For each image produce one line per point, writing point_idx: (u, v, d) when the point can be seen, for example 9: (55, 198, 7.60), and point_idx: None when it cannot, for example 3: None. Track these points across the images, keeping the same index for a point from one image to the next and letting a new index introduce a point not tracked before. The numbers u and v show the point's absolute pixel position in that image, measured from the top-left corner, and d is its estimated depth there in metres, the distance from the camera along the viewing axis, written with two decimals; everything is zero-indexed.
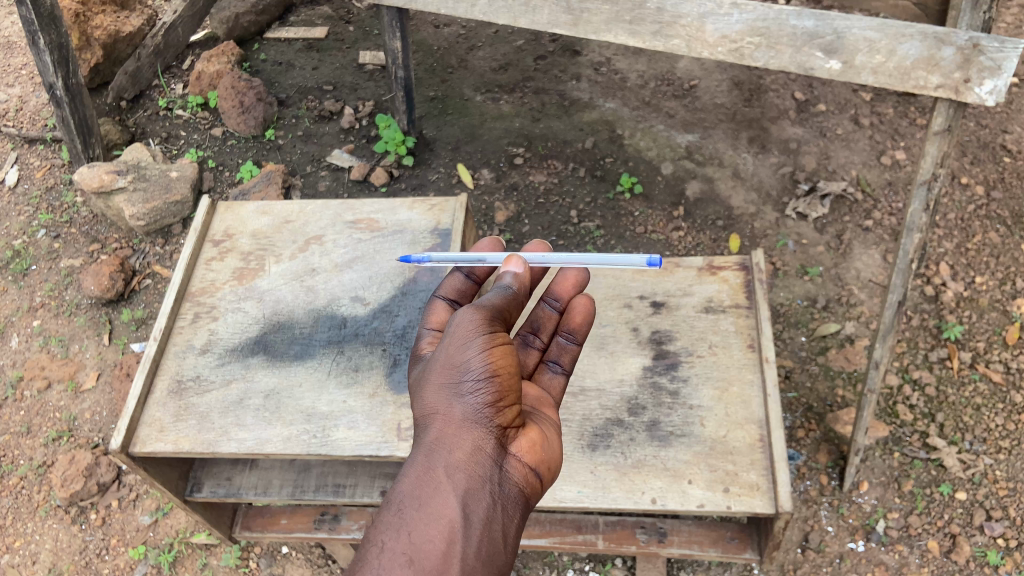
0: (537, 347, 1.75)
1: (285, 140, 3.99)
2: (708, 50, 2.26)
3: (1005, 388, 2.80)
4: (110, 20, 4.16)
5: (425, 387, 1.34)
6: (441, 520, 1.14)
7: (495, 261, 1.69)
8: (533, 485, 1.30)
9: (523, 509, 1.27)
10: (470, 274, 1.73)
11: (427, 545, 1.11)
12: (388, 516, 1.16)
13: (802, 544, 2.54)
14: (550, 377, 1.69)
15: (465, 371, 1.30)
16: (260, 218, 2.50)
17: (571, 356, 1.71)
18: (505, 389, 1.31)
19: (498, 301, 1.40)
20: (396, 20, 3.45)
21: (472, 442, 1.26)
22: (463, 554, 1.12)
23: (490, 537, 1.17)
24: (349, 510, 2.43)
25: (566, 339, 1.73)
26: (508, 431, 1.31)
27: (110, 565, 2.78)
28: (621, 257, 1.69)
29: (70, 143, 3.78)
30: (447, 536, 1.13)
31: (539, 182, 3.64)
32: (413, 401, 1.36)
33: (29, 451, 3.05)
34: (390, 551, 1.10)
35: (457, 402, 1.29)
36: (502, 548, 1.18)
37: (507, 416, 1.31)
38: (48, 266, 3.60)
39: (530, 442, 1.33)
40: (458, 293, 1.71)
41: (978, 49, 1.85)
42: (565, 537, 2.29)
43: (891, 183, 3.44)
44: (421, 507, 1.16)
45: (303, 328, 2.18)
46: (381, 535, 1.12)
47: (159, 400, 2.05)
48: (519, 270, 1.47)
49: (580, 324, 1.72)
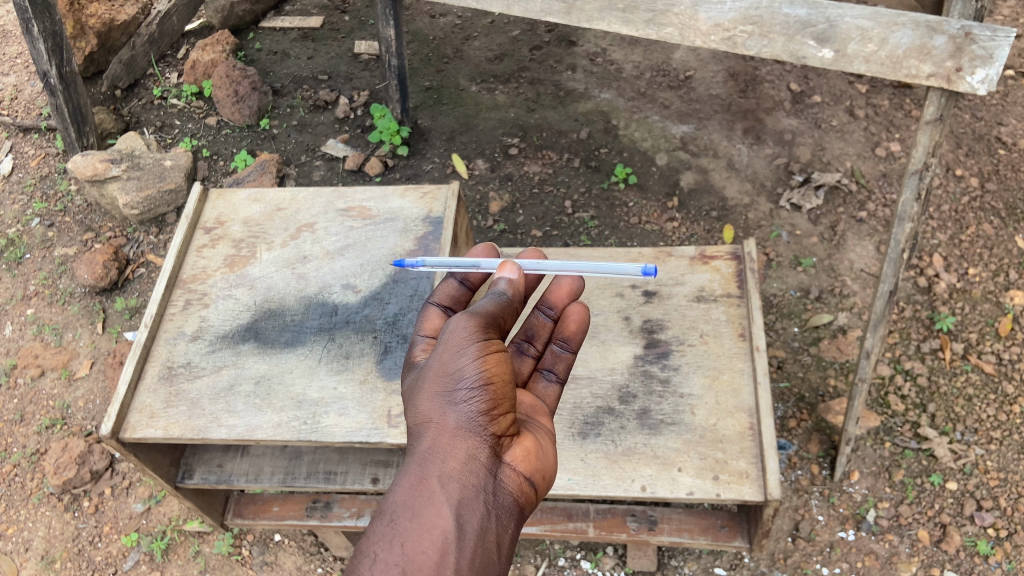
0: (531, 355, 1.74)
1: (279, 129, 3.98)
2: (702, 39, 2.22)
3: (997, 378, 2.81)
4: (104, 8, 4.13)
5: (419, 394, 1.33)
6: (435, 531, 1.14)
7: (491, 267, 1.69)
8: (527, 494, 1.31)
9: (517, 518, 1.28)
10: (464, 280, 1.69)
11: (420, 557, 1.10)
12: (381, 527, 1.15)
13: (792, 533, 2.55)
14: (544, 386, 1.68)
15: (460, 378, 1.30)
16: (251, 205, 2.49)
17: (565, 364, 1.70)
18: (499, 398, 1.31)
19: (492, 307, 1.41)
20: (390, 7, 3.42)
21: (466, 452, 1.26)
22: (458, 565, 1.12)
23: (484, 547, 1.17)
24: (341, 497, 2.43)
25: (561, 347, 1.71)
26: (502, 439, 1.31)
27: (102, 552, 2.79)
28: (617, 266, 1.71)
29: (65, 130, 3.77)
30: (441, 547, 1.13)
31: (534, 173, 3.63)
32: (406, 409, 1.36)
33: (23, 439, 3.06)
34: (382, 562, 1.09)
35: (450, 411, 1.29)
36: (496, 558, 1.18)
37: (501, 425, 1.31)
38: (42, 255, 3.60)
39: (524, 451, 1.34)
40: (453, 300, 1.68)
41: (969, 38, 1.86)
42: (557, 525, 2.29)
43: (885, 174, 3.44)
44: (415, 517, 1.16)
45: (294, 315, 2.18)
46: (374, 546, 1.12)
47: (149, 386, 2.05)
48: (513, 276, 1.48)
49: (575, 333, 1.71)
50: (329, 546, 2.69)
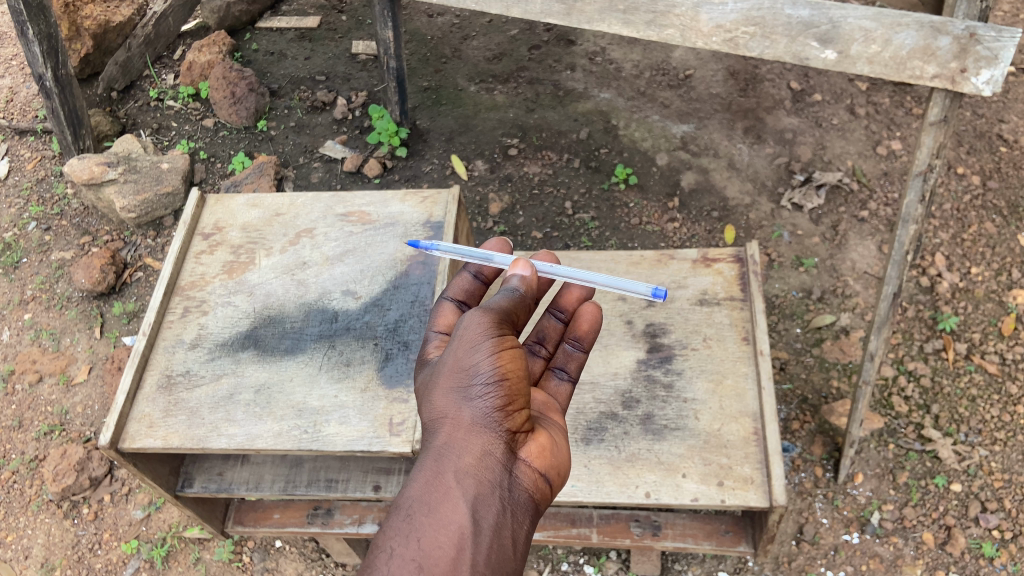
0: (543, 355, 1.72)
1: (277, 131, 3.96)
2: (703, 40, 2.20)
3: (1001, 378, 2.79)
4: (99, 10, 4.09)
5: (433, 390, 1.32)
6: (450, 526, 1.13)
7: (504, 262, 1.73)
8: (542, 490, 1.29)
9: (532, 514, 1.26)
10: (478, 274, 1.68)
11: (437, 552, 1.09)
12: (397, 522, 1.14)
13: (797, 536, 2.54)
14: (556, 384, 1.66)
15: (475, 373, 1.28)
16: (250, 211, 2.47)
17: (578, 362, 1.68)
18: (514, 394, 1.29)
19: (505, 304, 1.39)
20: (387, 9, 3.40)
21: (481, 447, 1.24)
22: (474, 560, 1.10)
23: (500, 543, 1.15)
24: (342, 504, 2.41)
25: (573, 346, 1.70)
26: (517, 435, 1.30)
27: (102, 560, 2.77)
28: (628, 283, 1.78)
29: (60, 133, 3.74)
30: (456, 542, 1.11)
31: (534, 174, 3.61)
32: (421, 405, 1.34)
33: (21, 445, 3.04)
34: (399, 557, 1.08)
35: (464, 407, 1.27)
36: (512, 554, 1.16)
37: (516, 421, 1.30)
38: (39, 259, 3.57)
39: (539, 448, 1.32)
40: (466, 294, 1.66)
41: (974, 39, 1.84)
42: (560, 531, 2.27)
43: (887, 173, 3.42)
44: (430, 513, 1.15)
45: (294, 322, 2.16)
46: (390, 541, 1.11)
47: (148, 395, 2.03)
48: (526, 273, 1.46)
49: (587, 332, 1.69)
50: (330, 552, 2.67)
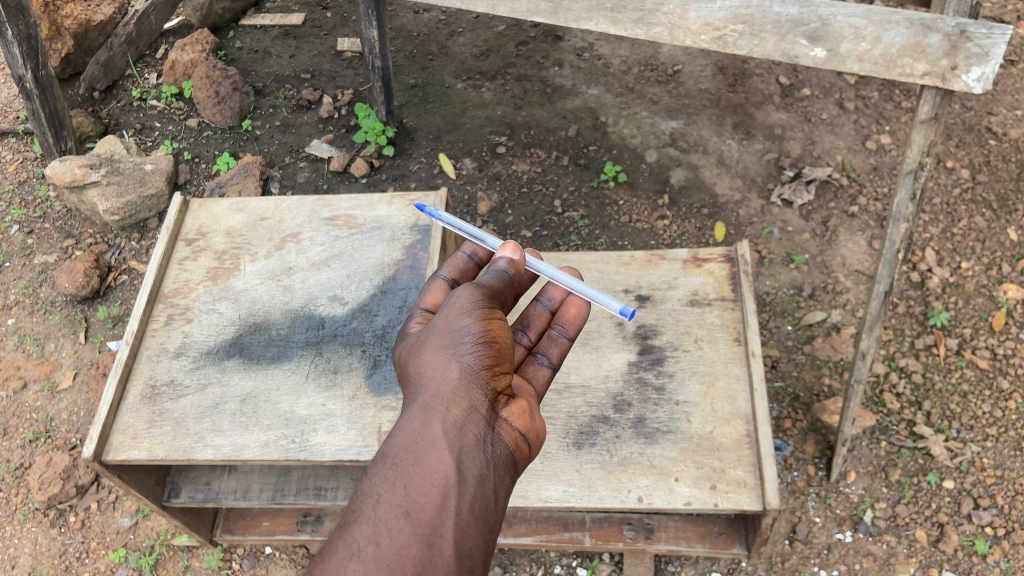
0: (525, 342, 1.67)
1: (262, 131, 3.90)
2: (692, 38, 2.17)
3: (992, 373, 2.79)
4: (80, 9, 4.00)
5: (421, 348, 1.30)
6: (437, 474, 1.11)
7: (494, 244, 1.78)
8: (523, 450, 1.28)
9: (513, 472, 1.25)
10: (473, 255, 1.66)
11: (423, 499, 1.07)
12: (382, 469, 1.11)
13: (790, 536, 2.53)
14: (536, 368, 1.61)
15: (465, 335, 1.28)
16: (234, 215, 2.43)
17: (561, 349, 1.64)
18: (501, 356, 1.29)
19: (496, 283, 1.40)
20: (372, 8, 3.36)
21: (468, 402, 1.22)
22: (458, 509, 1.09)
23: (484, 494, 1.14)
24: (332, 511, 2.38)
25: (558, 332, 1.66)
26: (501, 396, 1.29)
27: (90, 568, 2.73)
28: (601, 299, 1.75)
29: (41, 135, 3.68)
30: (442, 491, 1.09)
31: (522, 171, 3.58)
32: (406, 363, 1.32)
33: (6, 453, 2.99)
34: (385, 503, 1.06)
35: (453, 362, 1.25)
36: (494, 506, 1.15)
37: (500, 382, 1.29)
38: (21, 263, 3.51)
39: (521, 410, 1.32)
40: (460, 273, 1.64)
41: (964, 36, 1.82)
42: (552, 535, 2.25)
43: (876, 167, 3.42)
44: (417, 460, 1.12)
45: (280, 329, 2.13)
46: (376, 488, 1.08)
47: (132, 406, 1.99)
48: (514, 256, 1.47)
49: (574, 318, 1.67)
50: None
